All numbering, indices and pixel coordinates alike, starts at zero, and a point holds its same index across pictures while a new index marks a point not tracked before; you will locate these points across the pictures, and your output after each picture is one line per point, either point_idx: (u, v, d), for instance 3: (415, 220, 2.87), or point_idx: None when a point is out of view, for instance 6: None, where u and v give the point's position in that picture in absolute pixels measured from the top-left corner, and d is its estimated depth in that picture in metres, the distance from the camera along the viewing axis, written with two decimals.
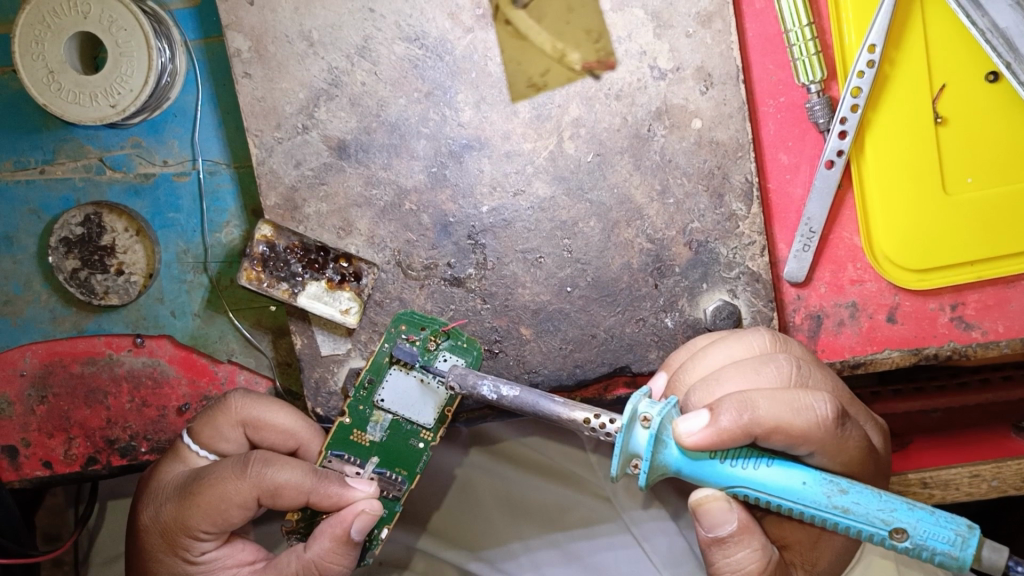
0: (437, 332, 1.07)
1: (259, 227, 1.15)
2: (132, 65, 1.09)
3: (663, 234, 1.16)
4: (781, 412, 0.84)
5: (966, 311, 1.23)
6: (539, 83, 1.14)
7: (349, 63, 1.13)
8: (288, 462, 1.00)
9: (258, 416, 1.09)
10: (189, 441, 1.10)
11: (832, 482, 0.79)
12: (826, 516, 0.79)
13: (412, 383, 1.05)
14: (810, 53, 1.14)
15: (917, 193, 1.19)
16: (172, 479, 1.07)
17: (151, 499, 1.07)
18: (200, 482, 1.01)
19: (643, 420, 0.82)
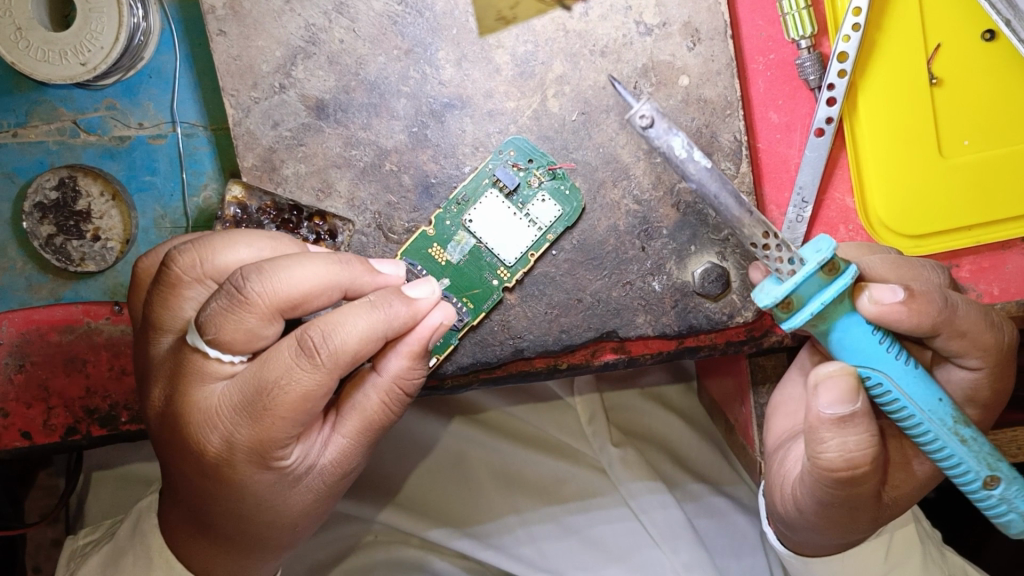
0: (543, 170, 1.11)
1: (230, 188, 1.12)
2: (102, 21, 1.07)
3: (650, 195, 1.13)
4: (979, 323, 0.94)
5: (961, 274, 1.20)
6: (507, 16, 1.12)
7: (327, 20, 1.11)
8: (347, 315, 0.89)
9: (292, 295, 0.90)
10: (205, 347, 0.93)
11: (959, 412, 0.87)
12: (940, 434, 0.87)
13: (505, 211, 1.10)
14: (799, 7, 1.11)
15: (914, 155, 1.15)
16: (223, 404, 0.93)
17: (222, 427, 0.93)
18: (273, 395, 0.89)
19: (831, 268, 0.86)
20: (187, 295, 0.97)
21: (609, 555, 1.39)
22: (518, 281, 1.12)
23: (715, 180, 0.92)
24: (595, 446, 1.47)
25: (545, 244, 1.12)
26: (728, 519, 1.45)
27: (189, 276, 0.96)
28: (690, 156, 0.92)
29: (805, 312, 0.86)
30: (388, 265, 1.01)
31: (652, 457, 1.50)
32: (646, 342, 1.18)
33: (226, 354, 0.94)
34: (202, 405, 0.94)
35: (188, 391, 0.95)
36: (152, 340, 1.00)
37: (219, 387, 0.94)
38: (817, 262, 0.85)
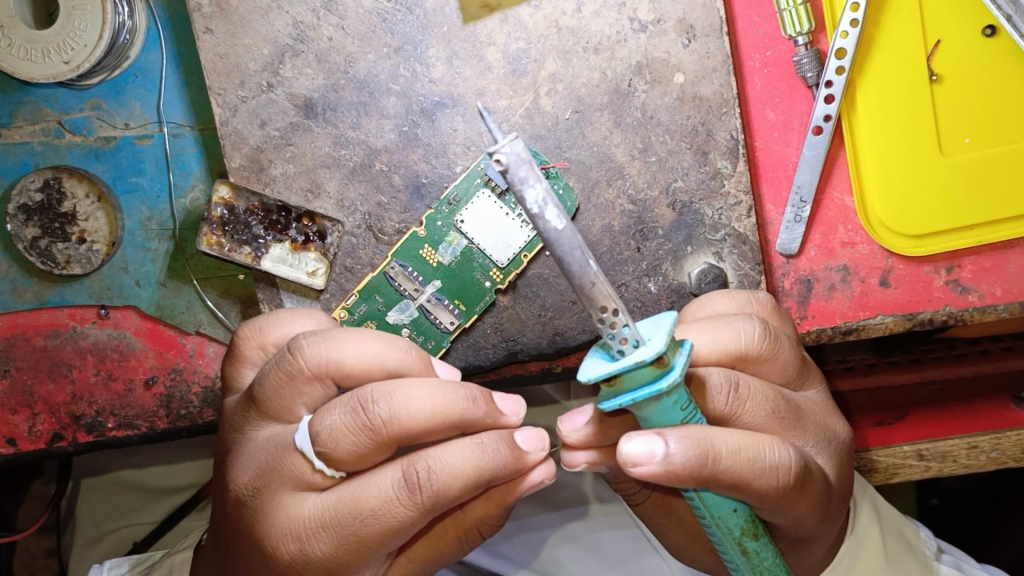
0: (536, 170, 1.08)
1: (216, 188, 1.10)
2: (86, 19, 1.05)
3: (645, 194, 1.11)
4: (734, 444, 0.76)
5: (963, 274, 1.17)
6: (491, 4, 1.10)
7: (315, 17, 1.09)
8: (453, 451, 0.79)
9: (411, 426, 0.78)
10: (311, 455, 0.81)
11: (748, 524, 0.80)
12: (726, 545, 0.80)
13: (496, 210, 1.07)
14: (797, 3, 1.09)
15: (915, 154, 1.13)
16: (306, 521, 0.81)
17: (301, 542, 0.81)
18: (367, 527, 0.79)
19: (660, 361, 0.66)
20: (304, 392, 0.85)
21: (608, 562, 1.35)
22: (511, 282, 1.10)
23: (576, 247, 0.62)
24: None
25: (538, 245, 1.09)
26: None
27: (311, 372, 0.83)
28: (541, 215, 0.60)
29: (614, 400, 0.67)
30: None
31: None
32: None
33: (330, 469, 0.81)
34: (283, 513, 0.82)
35: (275, 493, 0.83)
36: (250, 420, 0.87)
37: (308, 497, 0.83)
38: (634, 359, 0.64)
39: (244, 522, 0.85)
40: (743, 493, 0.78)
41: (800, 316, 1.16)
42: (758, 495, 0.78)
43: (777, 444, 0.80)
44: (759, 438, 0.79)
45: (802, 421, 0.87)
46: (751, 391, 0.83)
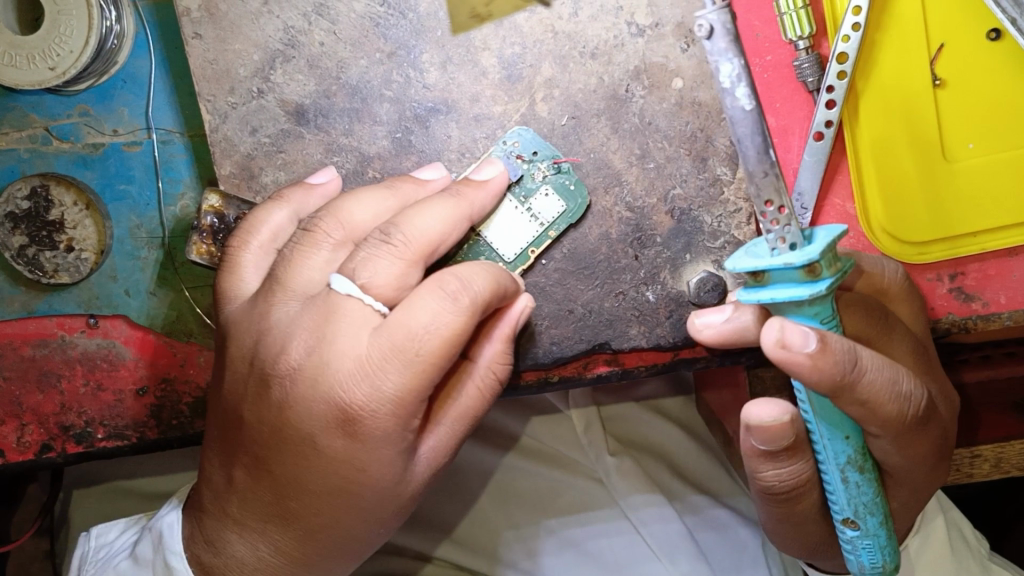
0: (548, 163, 1.07)
1: (206, 196, 1.05)
2: (72, 24, 1.03)
3: (643, 202, 1.09)
4: (877, 366, 0.84)
5: (966, 282, 1.15)
6: (482, 14, 1.08)
7: (307, 22, 1.07)
8: (475, 270, 0.88)
9: (427, 241, 0.91)
10: (360, 296, 0.87)
11: (855, 457, 0.90)
12: (829, 465, 0.91)
13: (506, 202, 1.06)
14: (797, 6, 1.06)
15: (919, 160, 1.11)
16: (365, 355, 0.85)
17: (365, 378, 0.84)
18: (422, 341, 0.84)
19: (809, 272, 0.77)
20: (318, 255, 0.93)
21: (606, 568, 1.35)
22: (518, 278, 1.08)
23: (752, 130, 0.80)
24: (590, 455, 1.42)
25: (546, 240, 1.07)
26: (733, 532, 1.40)
27: (331, 236, 0.94)
28: (732, 88, 0.79)
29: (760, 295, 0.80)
30: (489, 168, 1.01)
31: (650, 468, 1.44)
32: (641, 354, 1.13)
33: (374, 301, 0.88)
34: (330, 357, 0.86)
35: (330, 336, 0.86)
36: (263, 300, 0.93)
37: (359, 335, 0.86)
38: (786, 262, 0.77)
39: (294, 385, 0.87)
40: (871, 420, 0.87)
41: None
42: (885, 422, 0.87)
43: (912, 381, 0.89)
44: (904, 377, 0.87)
45: (929, 369, 1.03)
46: (896, 326, 0.99)
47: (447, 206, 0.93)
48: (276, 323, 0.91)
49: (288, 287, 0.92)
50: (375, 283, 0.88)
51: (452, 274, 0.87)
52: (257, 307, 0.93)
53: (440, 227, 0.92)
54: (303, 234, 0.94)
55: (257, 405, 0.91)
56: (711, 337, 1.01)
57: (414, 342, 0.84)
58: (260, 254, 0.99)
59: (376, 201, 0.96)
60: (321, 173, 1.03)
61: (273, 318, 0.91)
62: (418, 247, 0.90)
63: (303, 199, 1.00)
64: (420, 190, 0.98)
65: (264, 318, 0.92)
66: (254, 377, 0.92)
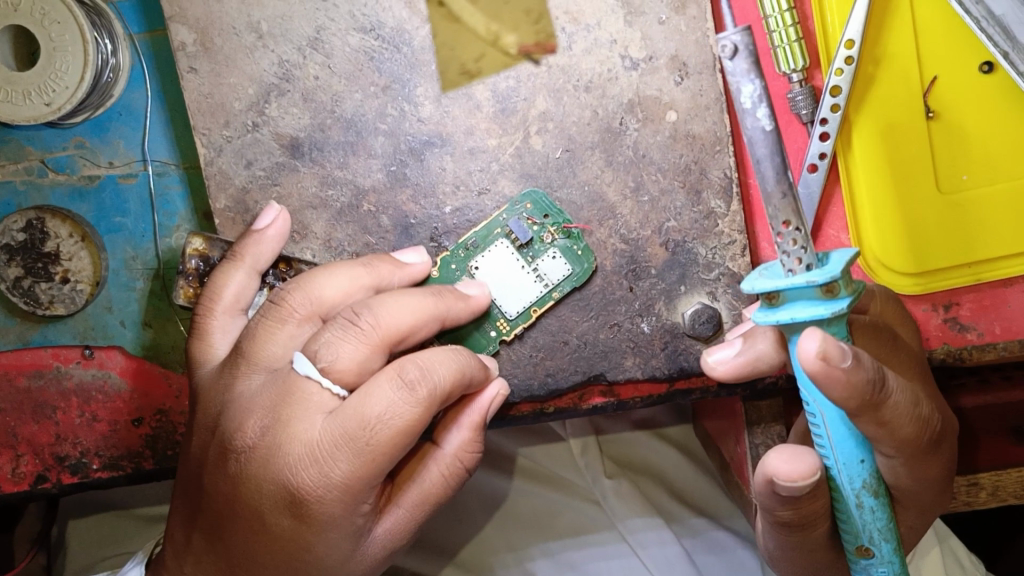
0: (558, 227, 1.07)
1: (189, 240, 1.06)
2: (68, 60, 1.03)
3: (637, 233, 1.09)
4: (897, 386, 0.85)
5: (961, 312, 1.15)
6: (471, 72, 1.08)
7: (301, 56, 1.07)
8: (438, 355, 0.89)
9: (397, 326, 0.91)
10: (317, 377, 0.88)
11: (871, 481, 0.88)
12: (845, 493, 0.89)
13: (512, 261, 1.07)
14: (791, 39, 1.06)
15: (912, 192, 1.11)
16: (318, 441, 0.86)
17: (314, 462, 0.85)
18: (374, 431, 0.84)
19: (828, 291, 0.77)
20: (284, 331, 0.94)
21: None
22: (517, 334, 1.09)
23: (772, 151, 0.77)
24: (588, 478, 1.43)
25: (549, 301, 1.08)
26: (732, 555, 1.37)
27: (298, 313, 0.94)
28: (753, 109, 0.76)
29: (779, 315, 0.79)
30: (475, 287, 1.03)
31: (648, 491, 1.43)
32: (636, 385, 1.13)
33: (331, 384, 0.89)
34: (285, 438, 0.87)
35: (284, 417, 0.87)
36: (231, 371, 0.94)
37: (312, 418, 0.87)
38: (810, 279, 0.76)
39: (247, 462, 0.88)
40: (886, 442, 0.87)
41: None
42: (900, 444, 0.87)
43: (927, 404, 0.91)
44: (924, 403, 0.89)
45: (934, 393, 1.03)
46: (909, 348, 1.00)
47: (421, 300, 0.93)
48: (239, 396, 0.92)
49: (251, 360, 0.93)
50: (337, 367, 0.88)
51: (413, 362, 0.87)
52: (223, 378, 0.94)
53: (411, 319, 0.92)
54: (271, 307, 0.94)
55: (212, 475, 0.91)
56: (724, 373, 1.02)
57: (364, 430, 0.84)
58: (226, 318, 1.00)
59: (349, 277, 0.96)
60: (267, 213, 1.03)
61: (237, 390, 0.92)
62: (386, 332, 0.90)
63: (258, 251, 1.01)
64: (396, 272, 0.99)
65: (227, 391, 0.93)
66: (213, 447, 0.92)
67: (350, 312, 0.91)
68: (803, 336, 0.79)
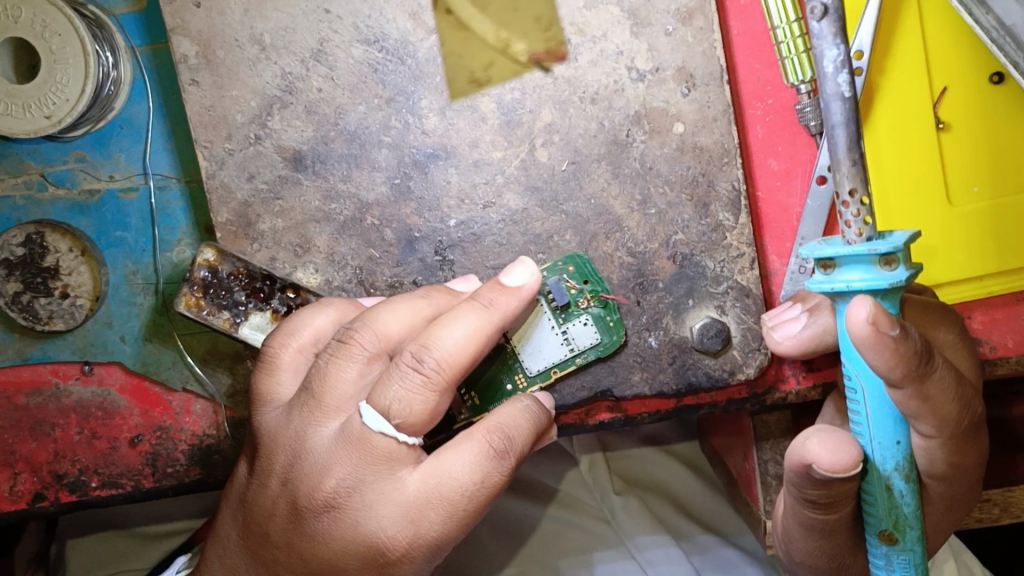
0: (595, 295, 1.05)
1: (202, 250, 1.08)
2: (69, 72, 1.02)
3: (644, 247, 1.07)
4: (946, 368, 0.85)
5: (972, 325, 1.13)
6: (480, 79, 1.07)
7: (305, 68, 1.06)
8: (512, 409, 0.89)
9: (459, 363, 0.86)
10: (394, 433, 0.85)
11: (905, 464, 0.85)
12: (874, 472, 0.86)
13: (543, 320, 1.04)
14: (799, 50, 1.05)
15: (923, 203, 1.10)
16: (410, 503, 0.84)
17: (407, 524, 0.84)
18: (470, 497, 0.84)
19: (886, 263, 0.77)
20: (352, 373, 0.88)
21: None
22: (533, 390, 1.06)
23: (847, 118, 0.82)
24: (595, 495, 1.41)
25: (572, 365, 1.06)
26: (741, 572, 1.32)
27: (363, 351, 0.89)
28: (834, 74, 0.83)
29: (833, 281, 0.80)
30: (523, 271, 0.93)
31: (655, 508, 1.41)
32: (643, 401, 1.12)
33: (403, 433, 0.85)
34: (373, 501, 0.84)
35: (371, 478, 0.84)
36: (303, 418, 0.89)
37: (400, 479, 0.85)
38: (870, 248, 0.76)
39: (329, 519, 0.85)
40: (927, 420, 0.85)
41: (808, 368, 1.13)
42: (942, 422, 0.86)
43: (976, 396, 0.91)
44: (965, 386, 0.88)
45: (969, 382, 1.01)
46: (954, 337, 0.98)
47: (476, 322, 0.87)
48: (313, 448, 0.87)
49: (322, 403, 0.88)
50: (410, 421, 0.85)
51: (501, 426, 0.87)
52: (292, 422, 0.89)
53: (468, 350, 0.86)
54: (339, 345, 0.89)
55: (286, 530, 0.88)
56: (791, 347, 1.01)
57: (460, 493, 0.84)
58: (298, 356, 0.96)
59: (410, 309, 0.91)
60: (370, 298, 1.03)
61: (310, 441, 0.88)
62: (449, 371, 0.86)
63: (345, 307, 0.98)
64: (454, 301, 0.95)
65: (298, 438, 0.88)
66: (283, 503, 0.88)
67: (412, 354, 0.86)
68: (852, 302, 0.78)
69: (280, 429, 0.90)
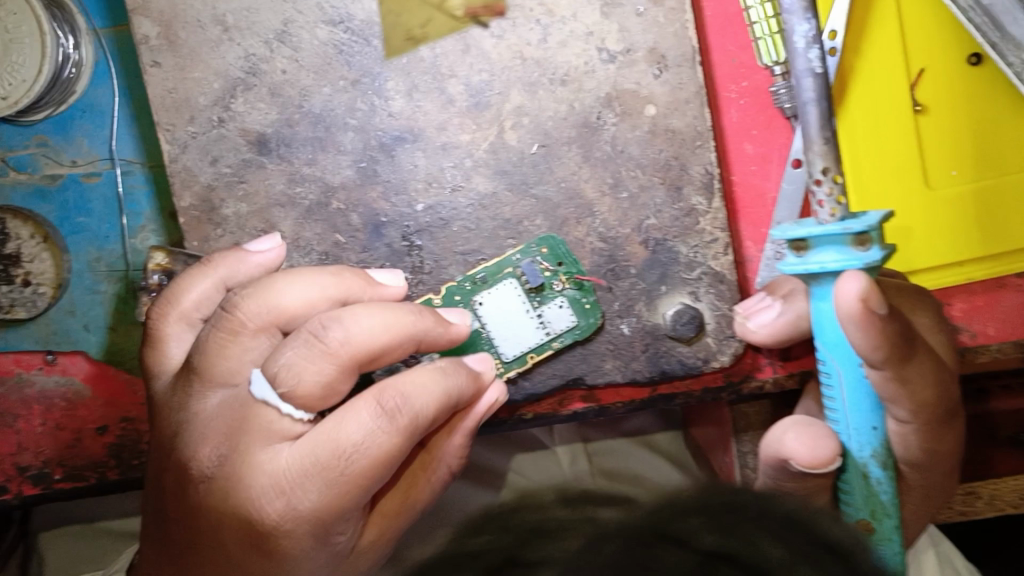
0: (570, 276, 1.04)
1: (152, 255, 1.05)
2: (24, 52, 1.01)
3: (616, 232, 1.05)
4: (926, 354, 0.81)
5: (953, 313, 1.11)
6: (417, 36, 1.05)
7: (268, 49, 1.04)
8: (414, 372, 0.85)
9: (367, 345, 0.82)
10: (276, 402, 0.80)
11: (882, 451, 0.84)
12: (853, 460, 0.85)
13: (517, 303, 1.03)
14: (773, 31, 1.04)
15: (899, 187, 1.08)
16: (283, 472, 0.79)
17: (281, 493, 0.79)
18: (349, 463, 0.79)
19: (860, 242, 0.76)
20: (249, 346, 0.84)
21: None
22: (509, 378, 1.05)
23: (819, 95, 0.83)
24: None
25: (548, 350, 1.04)
26: None
27: (253, 324, 0.84)
28: (806, 51, 0.83)
29: (807, 263, 0.78)
30: (457, 313, 0.95)
31: None
32: (618, 390, 1.09)
33: (291, 407, 0.81)
34: (244, 469, 0.80)
35: (244, 446, 0.80)
36: (187, 390, 0.86)
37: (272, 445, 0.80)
38: (844, 228, 0.76)
39: (203, 489, 0.81)
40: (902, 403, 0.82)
41: (784, 356, 1.10)
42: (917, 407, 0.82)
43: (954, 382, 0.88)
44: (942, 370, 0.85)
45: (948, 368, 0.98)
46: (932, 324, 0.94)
47: (395, 312, 0.84)
48: (195, 416, 0.84)
49: (205, 376, 0.85)
50: (297, 392, 0.80)
51: (394, 387, 0.82)
52: (176, 395, 0.87)
53: (384, 335, 0.83)
54: (222, 315, 0.85)
55: (172, 503, 0.85)
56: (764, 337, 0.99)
57: (341, 458, 0.79)
58: (180, 326, 0.94)
59: (312, 286, 0.86)
60: (265, 240, 0.96)
61: (191, 411, 0.85)
62: (353, 351, 0.81)
63: (230, 269, 0.93)
64: (368, 288, 0.89)
65: (180, 409, 0.85)
66: (169, 477, 0.85)
67: (316, 325, 0.81)
68: (842, 279, 0.75)
69: (167, 404, 0.88)
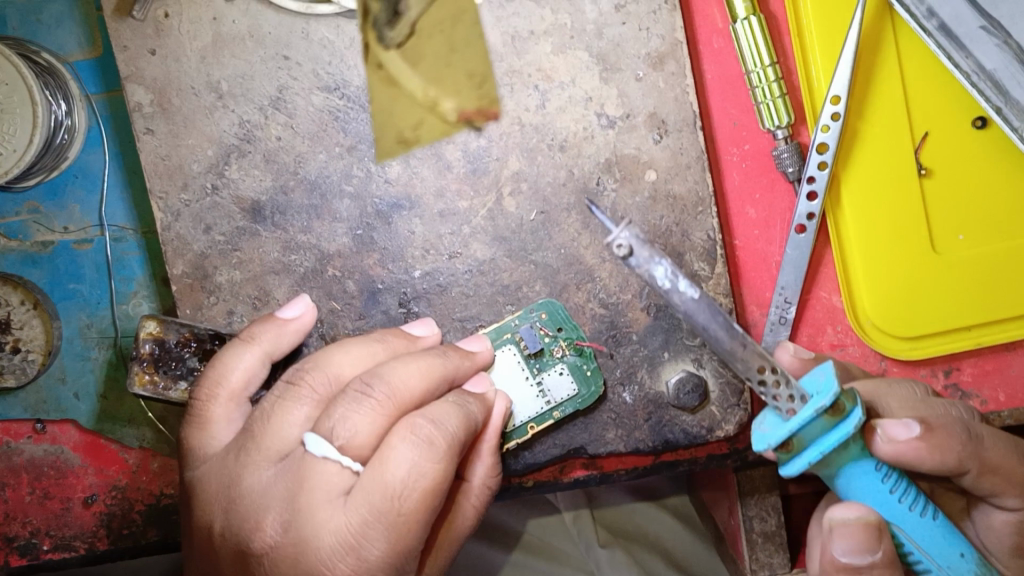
0: (570, 343, 1.01)
1: (143, 323, 0.99)
2: (15, 122, 1.00)
3: (617, 298, 1.03)
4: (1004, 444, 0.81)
5: (962, 378, 1.09)
6: (408, 138, 1.03)
7: (263, 116, 1.03)
8: (442, 406, 0.82)
9: (409, 400, 0.82)
10: (331, 455, 0.79)
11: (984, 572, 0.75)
12: None
13: (516, 370, 0.99)
14: (775, 95, 1.02)
15: (907, 252, 1.06)
16: (345, 528, 0.77)
17: (349, 550, 0.77)
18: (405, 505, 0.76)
19: (836, 410, 0.73)
20: (298, 410, 0.84)
21: None
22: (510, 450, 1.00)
23: None
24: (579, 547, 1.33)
25: (549, 419, 1.00)
26: None
27: (312, 389, 0.86)
28: None
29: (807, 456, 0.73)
30: (477, 343, 0.96)
31: (643, 558, 1.33)
32: (620, 457, 1.07)
33: (347, 460, 0.79)
34: (305, 529, 0.78)
35: (299, 506, 0.78)
36: (236, 464, 0.84)
37: (325, 499, 0.78)
38: (815, 408, 0.72)
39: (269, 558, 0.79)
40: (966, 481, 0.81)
41: None
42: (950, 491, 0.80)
43: None
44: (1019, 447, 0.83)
45: None
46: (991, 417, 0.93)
47: (428, 362, 0.85)
48: (248, 492, 0.82)
49: (260, 446, 0.83)
50: (355, 443, 0.79)
51: (423, 417, 0.79)
52: (226, 464, 0.86)
53: (422, 384, 0.83)
54: (288, 388, 0.86)
55: None
56: None
57: (393, 500, 0.76)
58: (229, 407, 0.91)
59: (366, 355, 0.88)
60: (295, 305, 0.97)
61: (243, 484, 0.83)
62: (399, 400, 0.81)
63: (275, 338, 0.93)
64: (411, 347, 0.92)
65: (234, 484, 0.84)
66: (229, 552, 0.83)
67: (360, 383, 0.82)
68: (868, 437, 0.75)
69: (217, 480, 0.86)
